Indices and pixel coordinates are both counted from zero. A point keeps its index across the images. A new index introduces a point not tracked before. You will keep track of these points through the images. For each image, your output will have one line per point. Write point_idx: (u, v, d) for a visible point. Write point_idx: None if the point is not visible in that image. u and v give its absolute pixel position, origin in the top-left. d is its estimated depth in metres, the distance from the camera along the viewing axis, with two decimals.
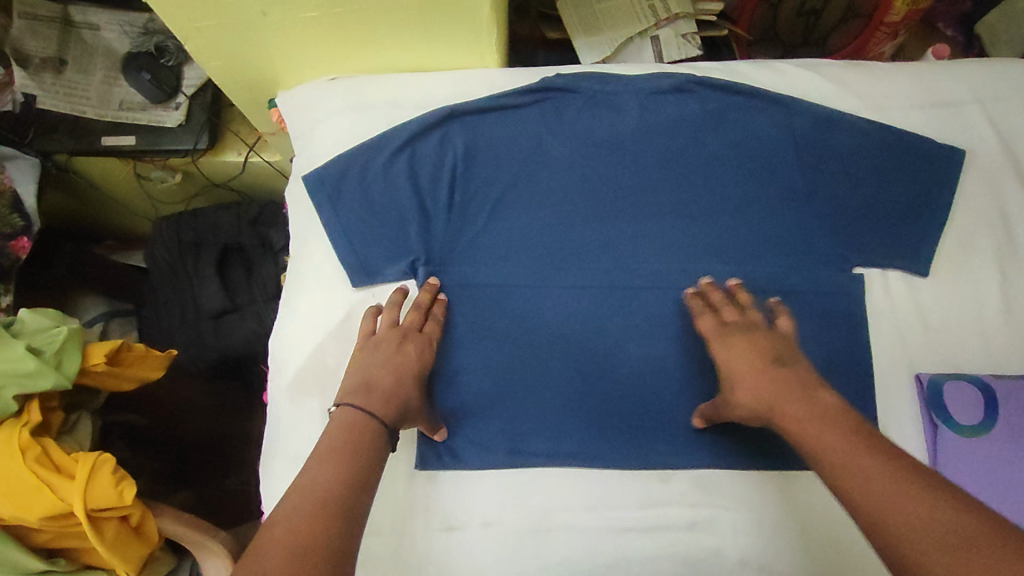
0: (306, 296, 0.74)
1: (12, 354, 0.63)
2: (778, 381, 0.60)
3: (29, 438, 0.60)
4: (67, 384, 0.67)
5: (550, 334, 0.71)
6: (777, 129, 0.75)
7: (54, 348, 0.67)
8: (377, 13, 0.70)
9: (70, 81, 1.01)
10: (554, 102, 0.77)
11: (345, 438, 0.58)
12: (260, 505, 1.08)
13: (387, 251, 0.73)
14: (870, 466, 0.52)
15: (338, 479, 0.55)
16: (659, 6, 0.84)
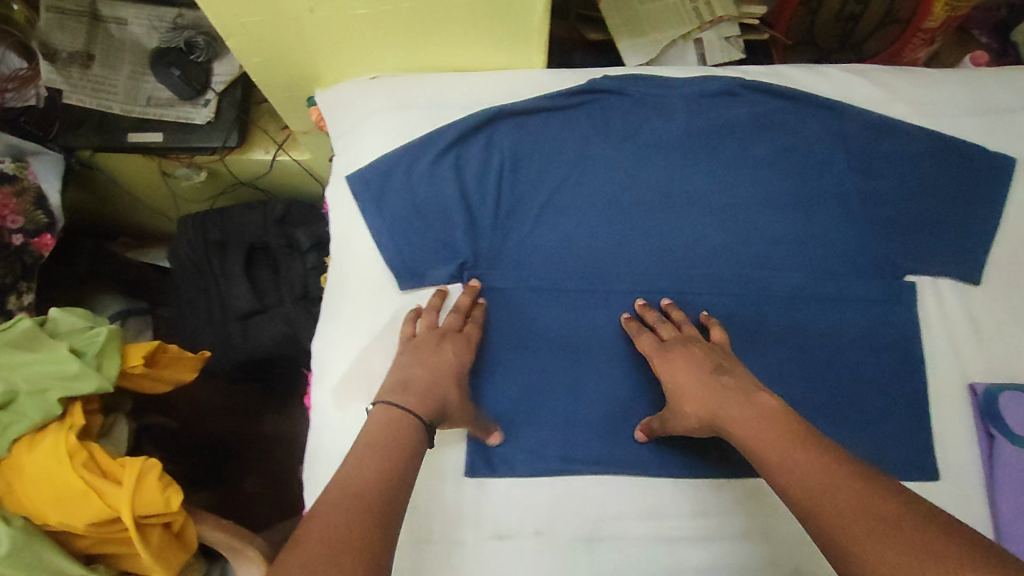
0: (350, 299, 0.73)
1: (55, 355, 0.62)
2: (705, 395, 0.60)
3: (76, 442, 0.59)
4: (108, 386, 0.65)
5: (600, 339, 0.71)
6: (828, 134, 0.75)
7: (95, 350, 0.66)
8: (429, 12, 0.68)
9: (97, 76, 0.99)
10: (602, 105, 0.76)
11: (386, 434, 0.56)
12: (283, 506, 1.07)
13: (433, 255, 0.73)
14: (805, 462, 0.51)
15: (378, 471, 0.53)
16: (703, 9, 0.83)
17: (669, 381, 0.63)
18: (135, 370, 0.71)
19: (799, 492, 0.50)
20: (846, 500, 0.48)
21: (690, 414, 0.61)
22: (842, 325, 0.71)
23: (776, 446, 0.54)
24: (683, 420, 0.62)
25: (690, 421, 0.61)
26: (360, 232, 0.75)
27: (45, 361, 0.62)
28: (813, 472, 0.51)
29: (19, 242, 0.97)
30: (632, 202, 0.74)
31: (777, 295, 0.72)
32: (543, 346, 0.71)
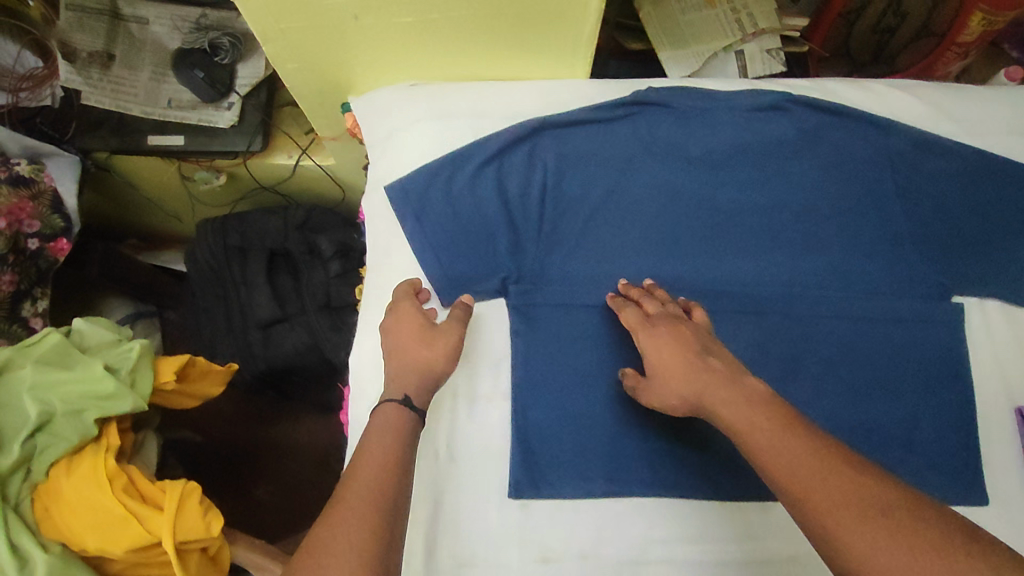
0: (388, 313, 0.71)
1: (90, 372, 0.60)
2: (687, 376, 0.58)
3: (116, 466, 0.58)
4: (143, 405, 0.63)
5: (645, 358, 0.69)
6: (875, 151, 0.74)
7: (128, 366, 0.65)
8: (476, 20, 0.67)
9: (116, 76, 0.96)
10: (648, 118, 0.75)
11: (393, 442, 0.58)
12: (296, 515, 1.10)
13: (475, 268, 0.71)
14: (795, 442, 0.51)
15: (388, 480, 0.55)
16: (745, 20, 0.82)
17: (648, 359, 0.62)
18: (168, 386, 0.70)
19: (787, 477, 0.49)
20: (831, 489, 0.48)
21: (667, 393, 0.60)
22: (889, 346, 0.70)
23: (764, 431, 0.52)
24: (660, 397, 0.61)
25: (666, 397, 0.60)
26: (399, 244, 0.74)
27: (80, 380, 0.60)
28: (798, 457, 0.50)
29: (35, 247, 0.95)
30: (676, 218, 0.73)
31: (825, 313, 0.71)
32: (588, 364, 0.69)
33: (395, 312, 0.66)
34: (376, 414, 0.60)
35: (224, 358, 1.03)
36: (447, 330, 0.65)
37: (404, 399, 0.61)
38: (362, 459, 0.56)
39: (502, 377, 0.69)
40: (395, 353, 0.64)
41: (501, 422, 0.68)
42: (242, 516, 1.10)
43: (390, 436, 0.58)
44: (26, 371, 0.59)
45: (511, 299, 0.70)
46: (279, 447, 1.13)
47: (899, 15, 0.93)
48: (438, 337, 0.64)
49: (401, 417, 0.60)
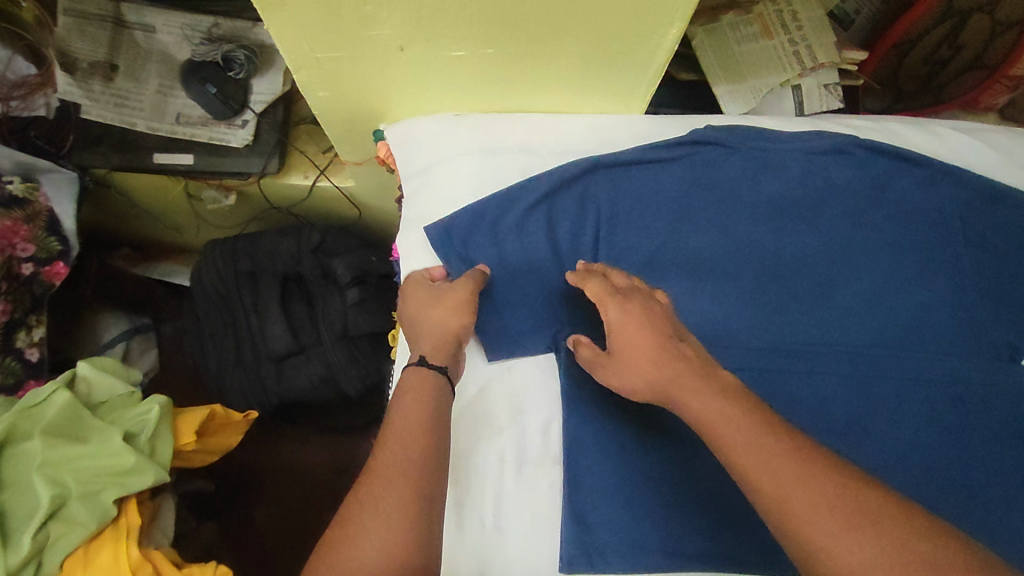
0: None
1: (110, 447, 0.59)
2: (653, 364, 0.54)
3: (139, 556, 0.56)
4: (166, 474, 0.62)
5: None
6: (943, 202, 0.70)
7: (148, 432, 0.62)
8: (532, 52, 0.62)
9: (120, 89, 0.89)
10: (707, 158, 0.70)
11: (421, 406, 0.55)
12: (296, 538, 1.09)
13: (524, 315, 0.67)
14: (771, 444, 0.47)
15: (419, 446, 0.52)
16: (804, 52, 0.77)
17: (613, 339, 0.58)
18: (189, 446, 0.68)
19: (761, 483, 0.46)
20: (810, 496, 0.45)
21: (632, 379, 0.56)
22: (965, 411, 0.66)
23: (741, 427, 0.48)
24: (627, 381, 0.57)
25: (630, 379, 0.56)
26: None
27: (98, 456, 0.58)
28: (772, 463, 0.46)
29: (29, 272, 0.88)
30: (736, 268, 0.69)
31: (899, 375, 0.66)
32: (643, 424, 0.65)
33: (405, 285, 0.65)
34: (401, 380, 0.57)
35: (232, 391, 0.97)
36: (456, 285, 0.62)
37: (420, 359, 0.58)
38: (389, 430, 0.53)
39: (552, 441, 0.66)
40: (410, 324, 0.62)
41: (550, 487, 0.65)
42: (239, 539, 1.09)
43: (414, 399, 0.55)
44: (35, 444, 0.57)
45: (564, 353, 0.66)
46: (282, 468, 1.13)
47: (955, 47, 0.88)
48: (448, 295, 0.61)
49: (426, 381, 0.57)
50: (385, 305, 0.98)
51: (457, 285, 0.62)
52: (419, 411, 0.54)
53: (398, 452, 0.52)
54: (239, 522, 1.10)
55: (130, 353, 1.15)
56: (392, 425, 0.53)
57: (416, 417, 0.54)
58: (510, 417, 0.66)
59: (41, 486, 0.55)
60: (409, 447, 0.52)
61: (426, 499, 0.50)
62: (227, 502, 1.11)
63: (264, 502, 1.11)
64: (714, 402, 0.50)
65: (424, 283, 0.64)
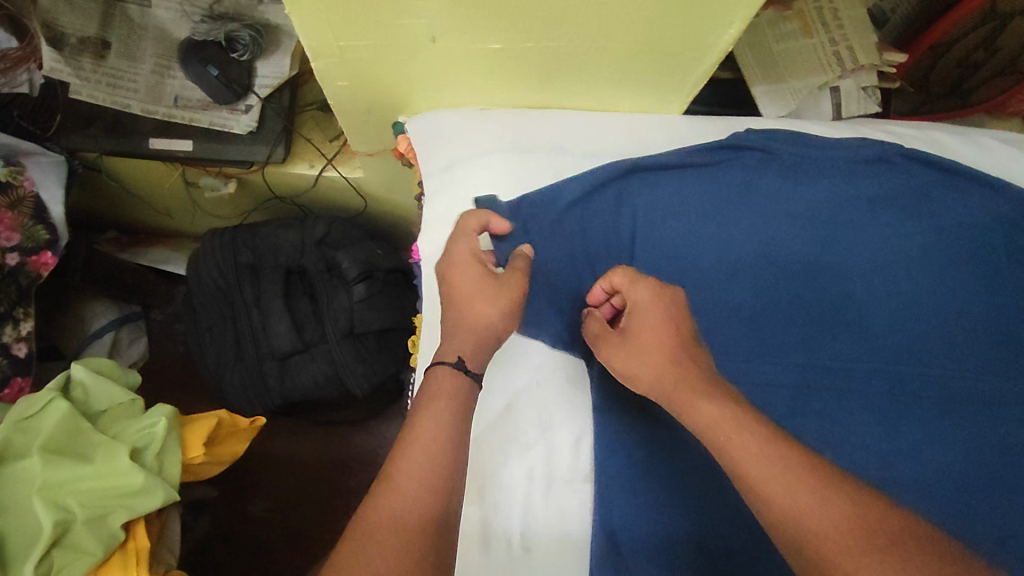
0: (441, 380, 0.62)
1: (117, 467, 0.60)
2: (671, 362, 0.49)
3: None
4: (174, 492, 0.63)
5: None
6: (990, 215, 0.67)
7: (155, 450, 0.64)
8: (576, 44, 0.57)
9: (113, 68, 0.83)
10: (745, 164, 0.67)
11: (449, 412, 0.49)
12: (293, 537, 1.05)
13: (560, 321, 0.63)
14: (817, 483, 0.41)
15: (446, 457, 0.46)
16: (844, 53, 0.74)
17: (632, 325, 0.53)
18: (197, 458, 0.69)
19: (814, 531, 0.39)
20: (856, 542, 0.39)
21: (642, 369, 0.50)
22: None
23: (784, 456, 0.42)
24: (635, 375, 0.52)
25: (638, 367, 0.51)
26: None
27: (102, 478, 0.60)
28: (813, 495, 0.40)
29: (14, 263, 0.79)
30: (780, 277, 0.65)
31: (953, 396, 0.62)
32: (682, 440, 0.61)
33: (456, 251, 0.57)
34: (430, 380, 0.51)
35: (231, 389, 0.92)
36: (511, 281, 0.55)
37: (458, 362, 0.52)
38: (414, 434, 0.47)
39: (583, 456, 0.63)
40: (451, 308, 0.55)
41: (581, 504, 0.62)
42: (233, 536, 1.04)
43: (444, 403, 0.49)
44: (37, 465, 0.58)
45: (595, 368, 0.62)
46: (279, 465, 1.09)
47: (991, 50, 0.85)
48: (501, 291, 0.55)
49: (456, 387, 0.50)
50: (392, 301, 0.93)
51: (509, 281, 0.55)
52: (447, 417, 0.48)
53: (422, 460, 0.46)
54: (238, 523, 1.05)
55: (118, 342, 1.09)
56: (416, 429, 0.47)
57: (444, 424, 0.48)
58: (540, 430, 0.63)
59: (46, 512, 0.57)
60: (435, 457, 0.46)
61: (445, 520, 0.45)
62: (219, 499, 1.06)
63: (259, 496, 1.07)
64: (721, 407, 0.45)
65: (476, 266, 0.56)
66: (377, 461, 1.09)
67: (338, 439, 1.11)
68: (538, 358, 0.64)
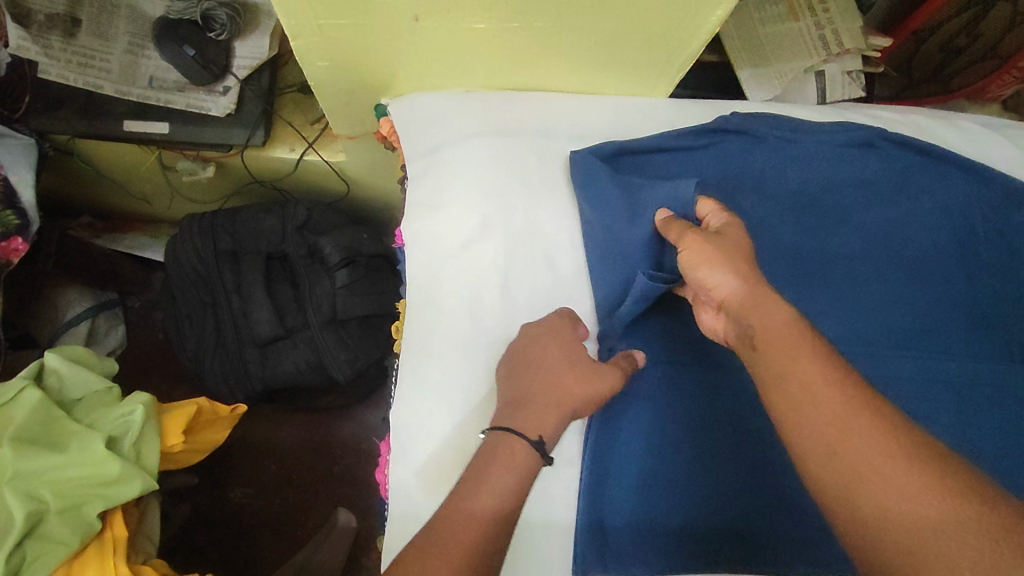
0: (423, 363, 0.61)
1: (91, 456, 0.59)
2: (751, 266, 0.49)
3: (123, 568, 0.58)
4: (151, 481, 0.62)
5: (722, 417, 0.62)
6: (967, 200, 0.68)
7: (132, 439, 0.62)
8: (564, 23, 0.56)
9: (84, 47, 0.80)
10: (732, 147, 0.67)
11: (514, 490, 0.48)
12: (276, 524, 1.04)
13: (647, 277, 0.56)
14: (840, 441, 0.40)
15: (489, 535, 0.45)
16: (830, 36, 0.74)
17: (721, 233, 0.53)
18: (176, 446, 0.68)
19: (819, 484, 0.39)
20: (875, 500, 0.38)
21: (720, 258, 0.50)
22: (991, 417, 0.63)
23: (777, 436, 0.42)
24: (705, 269, 0.50)
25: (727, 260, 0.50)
26: (452, 268, 0.63)
27: (76, 467, 0.59)
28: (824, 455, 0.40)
29: None
30: (769, 260, 0.64)
31: (927, 377, 0.63)
32: (664, 422, 0.61)
33: (558, 325, 0.57)
34: (502, 447, 0.50)
35: (211, 377, 0.90)
36: (601, 377, 0.54)
37: (536, 441, 0.50)
38: (469, 498, 0.47)
39: (565, 442, 0.61)
40: (535, 375, 0.54)
41: (564, 490, 0.60)
42: (214, 524, 1.03)
43: (508, 480, 0.49)
44: (7, 454, 0.57)
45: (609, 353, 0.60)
46: (260, 451, 1.08)
47: (972, 36, 0.86)
48: (592, 381, 0.54)
49: (525, 463, 0.50)
50: (376, 287, 0.91)
51: (599, 376, 0.54)
52: (507, 494, 0.48)
53: (469, 534, 0.45)
54: (218, 511, 1.04)
55: (94, 330, 1.07)
56: (475, 499, 0.47)
57: (502, 501, 0.47)
58: None
59: (19, 502, 0.55)
60: (485, 526, 0.46)
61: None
62: (197, 486, 1.04)
63: (240, 483, 1.06)
64: None
65: (569, 349, 0.55)
66: (360, 448, 1.09)
67: (319, 426, 1.09)
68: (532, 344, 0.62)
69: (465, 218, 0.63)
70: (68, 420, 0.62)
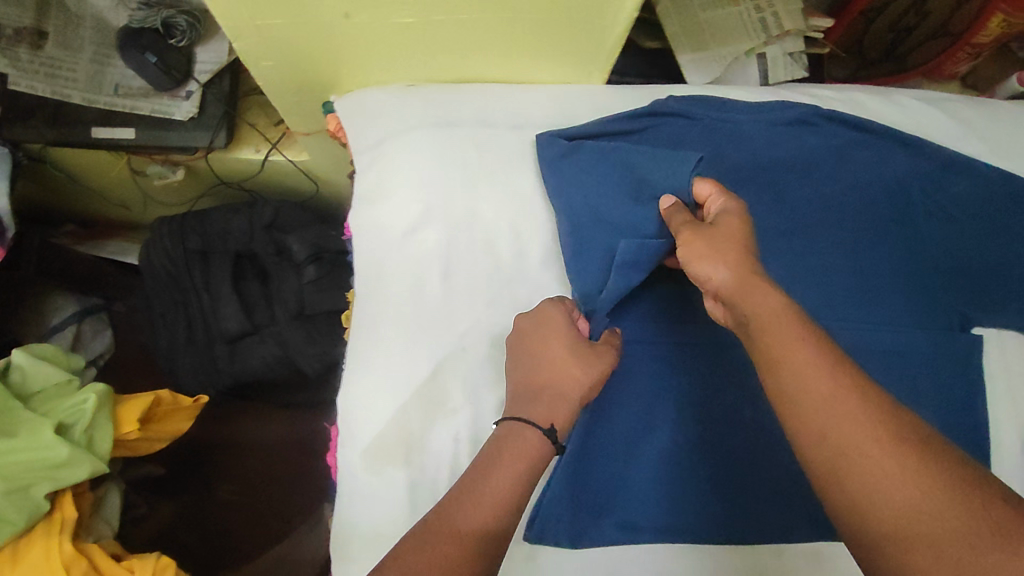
0: (371, 349, 0.62)
1: (39, 440, 0.63)
2: (740, 251, 0.51)
3: (72, 552, 0.63)
4: (102, 466, 0.66)
5: (686, 400, 0.63)
6: (904, 172, 0.69)
7: (84, 425, 0.66)
8: (486, 15, 0.58)
9: (52, 58, 0.83)
10: (669, 130, 0.68)
11: (527, 476, 0.50)
12: (264, 519, 1.06)
13: (629, 243, 0.59)
14: (819, 426, 0.43)
15: (498, 523, 0.48)
16: (770, 19, 0.75)
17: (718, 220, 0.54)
18: (131, 433, 0.71)
19: (815, 458, 0.43)
20: (867, 477, 0.40)
21: (711, 251, 0.51)
22: (919, 382, 0.65)
23: None
24: (704, 264, 0.51)
25: (714, 246, 0.52)
26: (395, 257, 0.65)
27: (27, 451, 0.62)
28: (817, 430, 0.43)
29: None
30: None
31: (857, 348, 0.64)
32: (624, 404, 0.62)
33: (551, 315, 0.58)
34: (516, 435, 0.52)
35: (182, 374, 0.93)
36: (599, 357, 0.56)
37: (548, 429, 0.53)
38: (485, 482, 0.49)
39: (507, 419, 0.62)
40: (537, 371, 0.56)
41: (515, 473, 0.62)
42: (199, 520, 1.05)
43: (521, 466, 0.50)
44: None
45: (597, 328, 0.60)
46: (244, 448, 1.10)
47: (921, 13, 0.87)
48: (570, 365, 0.55)
49: (535, 449, 0.52)
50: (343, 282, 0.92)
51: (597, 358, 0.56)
52: (519, 480, 0.50)
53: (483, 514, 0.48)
54: (205, 511, 1.05)
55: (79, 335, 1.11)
56: (489, 485, 0.49)
57: (513, 488, 0.49)
58: (465, 398, 0.62)
59: None
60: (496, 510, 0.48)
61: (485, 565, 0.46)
62: (182, 487, 1.06)
63: (225, 480, 1.08)
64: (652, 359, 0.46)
65: (568, 338, 0.57)
66: None
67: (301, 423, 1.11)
68: (480, 334, 0.63)
69: (407, 209, 0.65)
70: (25, 410, 0.65)
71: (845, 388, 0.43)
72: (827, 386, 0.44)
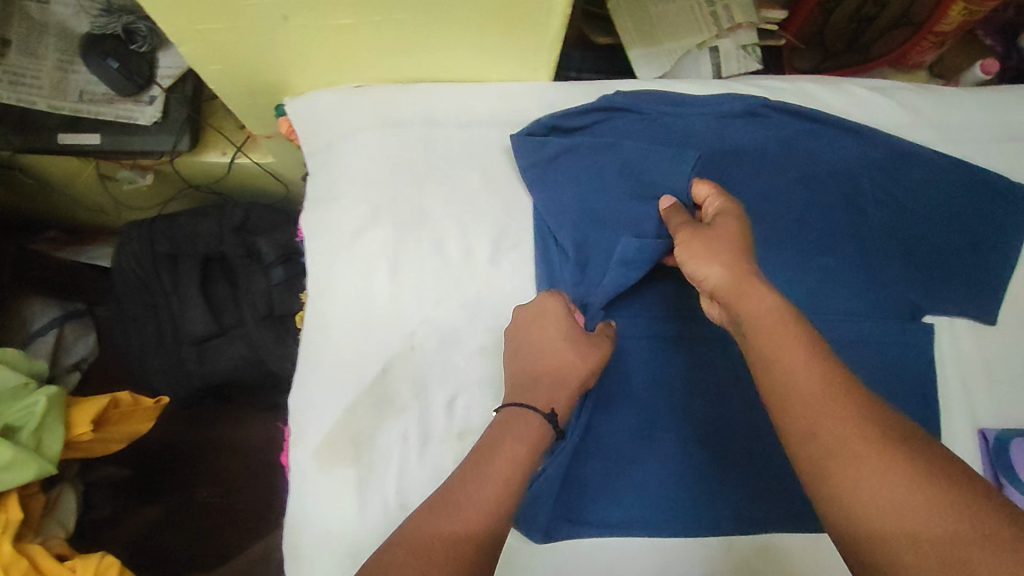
0: (322, 347, 0.63)
1: None
2: (737, 253, 0.52)
3: (12, 553, 0.65)
4: (50, 467, 0.67)
5: (665, 399, 0.65)
6: (854, 162, 0.69)
7: (32, 426, 0.67)
8: (423, 14, 0.59)
9: (15, 65, 0.84)
10: (617, 125, 0.68)
11: (528, 459, 0.50)
12: (245, 520, 1.07)
13: (631, 241, 0.61)
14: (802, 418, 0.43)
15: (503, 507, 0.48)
16: (721, 12, 0.75)
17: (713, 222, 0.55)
18: (83, 435, 0.72)
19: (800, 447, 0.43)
20: (856, 465, 0.40)
21: (707, 251, 0.53)
22: (868, 373, 0.65)
23: None
24: (700, 262, 0.53)
25: (713, 247, 0.53)
26: (345, 256, 0.65)
27: None
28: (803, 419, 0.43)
29: None
30: None
31: None
32: (620, 403, 0.64)
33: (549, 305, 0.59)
34: (516, 420, 0.52)
35: (152, 376, 0.94)
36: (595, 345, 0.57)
37: (551, 414, 0.53)
38: (488, 466, 0.49)
39: (455, 415, 0.62)
40: (536, 361, 0.56)
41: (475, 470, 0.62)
42: (177, 522, 1.05)
43: (524, 448, 0.51)
44: None
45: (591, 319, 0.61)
46: (223, 450, 1.11)
47: (881, 4, 0.87)
48: (557, 355, 0.56)
49: (537, 432, 0.52)
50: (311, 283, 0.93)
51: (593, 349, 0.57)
52: (523, 461, 0.50)
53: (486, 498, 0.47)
54: (186, 514, 1.06)
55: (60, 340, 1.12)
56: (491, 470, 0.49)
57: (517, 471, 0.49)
58: (416, 394, 0.62)
59: None
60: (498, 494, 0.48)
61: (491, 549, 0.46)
62: (162, 489, 1.07)
63: (205, 483, 1.09)
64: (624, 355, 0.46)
65: (567, 327, 0.57)
66: None
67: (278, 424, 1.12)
68: (432, 331, 0.63)
69: (356, 209, 0.66)
70: None
71: (807, 381, 0.44)
72: (809, 381, 0.44)
